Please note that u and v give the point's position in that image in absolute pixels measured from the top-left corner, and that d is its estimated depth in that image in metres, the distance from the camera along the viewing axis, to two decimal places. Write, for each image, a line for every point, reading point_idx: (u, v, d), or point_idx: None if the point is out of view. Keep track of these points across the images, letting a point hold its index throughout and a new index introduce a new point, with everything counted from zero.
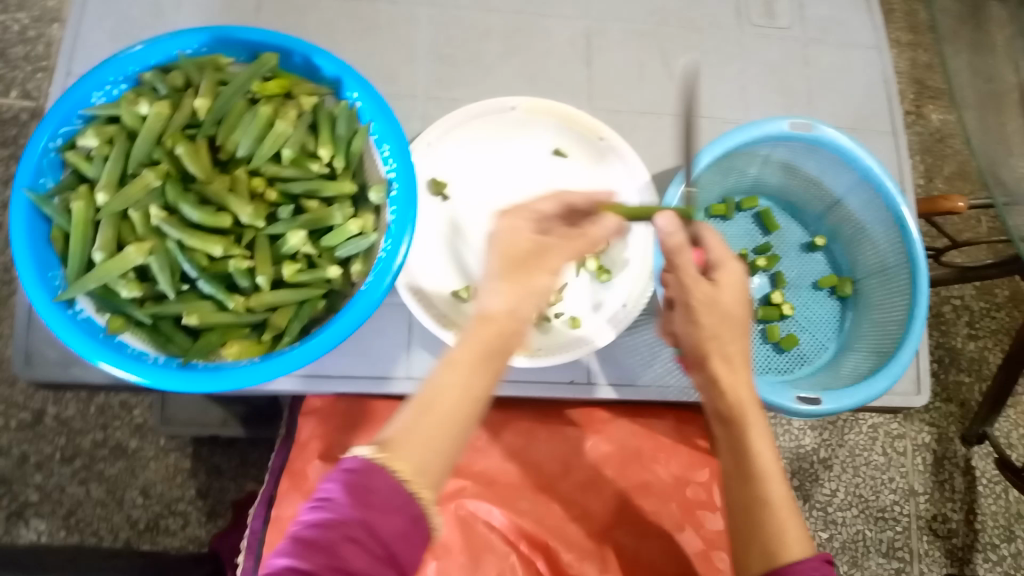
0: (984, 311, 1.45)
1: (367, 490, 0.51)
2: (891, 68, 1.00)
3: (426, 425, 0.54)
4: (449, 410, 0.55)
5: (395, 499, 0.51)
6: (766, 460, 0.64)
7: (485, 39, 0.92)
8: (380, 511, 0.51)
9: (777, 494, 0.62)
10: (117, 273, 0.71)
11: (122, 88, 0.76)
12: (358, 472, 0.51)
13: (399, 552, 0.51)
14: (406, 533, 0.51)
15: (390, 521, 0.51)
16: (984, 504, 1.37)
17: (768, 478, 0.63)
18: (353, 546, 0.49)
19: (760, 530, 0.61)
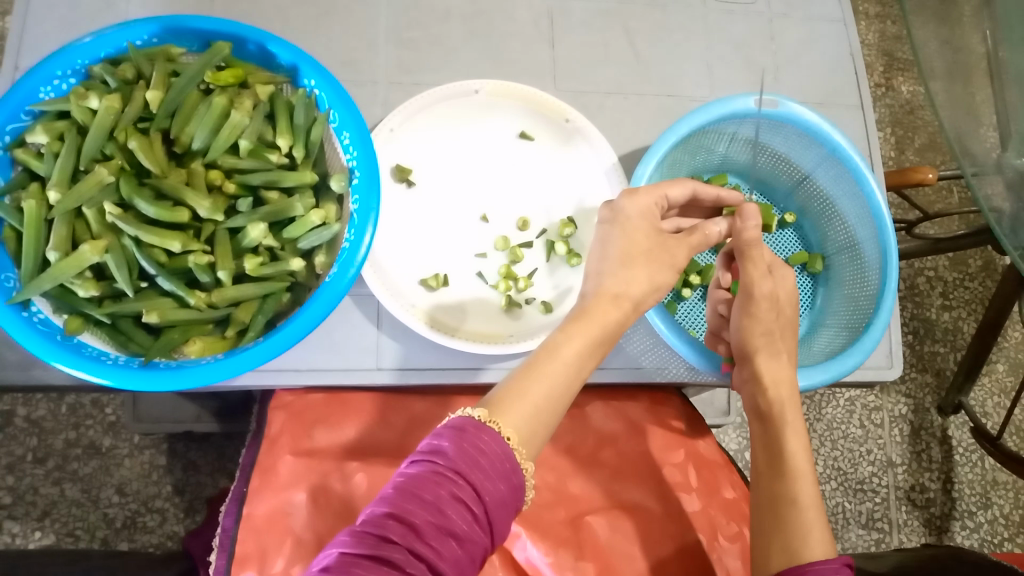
0: (957, 281, 1.46)
1: (477, 451, 0.54)
2: (857, 41, 0.99)
3: (536, 393, 0.60)
4: (559, 383, 0.61)
5: (500, 465, 0.54)
6: (799, 459, 0.68)
7: (445, 21, 0.91)
8: (486, 473, 0.53)
9: (806, 494, 0.66)
10: (72, 273, 0.69)
11: (71, 82, 0.74)
12: (469, 432, 0.55)
13: (497, 514, 0.54)
14: (504, 498, 0.54)
15: (494, 484, 0.53)
16: (961, 472, 1.38)
17: (799, 477, 0.67)
18: (458, 501, 0.51)
19: (785, 525, 0.64)
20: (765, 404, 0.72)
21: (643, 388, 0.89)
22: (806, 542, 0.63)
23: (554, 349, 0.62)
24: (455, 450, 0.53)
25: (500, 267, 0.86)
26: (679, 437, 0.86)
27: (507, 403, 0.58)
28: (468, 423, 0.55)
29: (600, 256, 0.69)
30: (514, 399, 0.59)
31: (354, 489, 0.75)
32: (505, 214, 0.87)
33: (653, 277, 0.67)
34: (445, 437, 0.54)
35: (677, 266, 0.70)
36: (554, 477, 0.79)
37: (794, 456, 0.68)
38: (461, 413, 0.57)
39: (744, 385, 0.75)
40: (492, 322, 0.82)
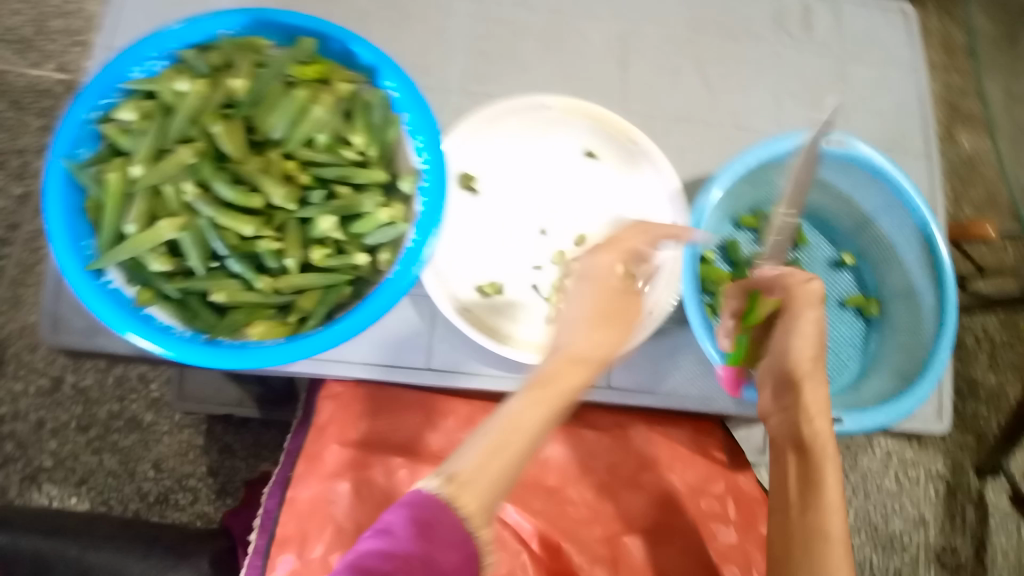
0: (1005, 342, 1.43)
1: (435, 524, 0.57)
2: (926, 89, 0.99)
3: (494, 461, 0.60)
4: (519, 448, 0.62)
5: (454, 535, 0.57)
6: (831, 494, 0.67)
7: (522, 36, 0.93)
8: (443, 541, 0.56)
9: (837, 530, 0.65)
10: (147, 247, 0.71)
11: (162, 65, 0.77)
12: (428, 512, 0.57)
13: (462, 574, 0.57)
14: (466, 555, 0.57)
15: (448, 553, 0.56)
16: (997, 540, 1.35)
17: (830, 514, 0.66)
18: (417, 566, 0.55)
19: (815, 563, 0.63)
20: (804, 435, 0.71)
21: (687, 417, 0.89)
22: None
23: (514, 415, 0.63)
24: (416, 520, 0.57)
25: (554, 281, 0.86)
26: (719, 469, 0.85)
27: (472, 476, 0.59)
28: (427, 502, 0.57)
29: (579, 309, 0.71)
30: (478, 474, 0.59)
31: (397, 484, 0.77)
32: (564, 229, 0.88)
33: (610, 339, 0.69)
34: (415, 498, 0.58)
35: (590, 335, 0.71)
36: (592, 496, 0.81)
37: (830, 489, 0.67)
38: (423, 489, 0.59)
39: (783, 411, 0.73)
40: (545, 335, 0.83)
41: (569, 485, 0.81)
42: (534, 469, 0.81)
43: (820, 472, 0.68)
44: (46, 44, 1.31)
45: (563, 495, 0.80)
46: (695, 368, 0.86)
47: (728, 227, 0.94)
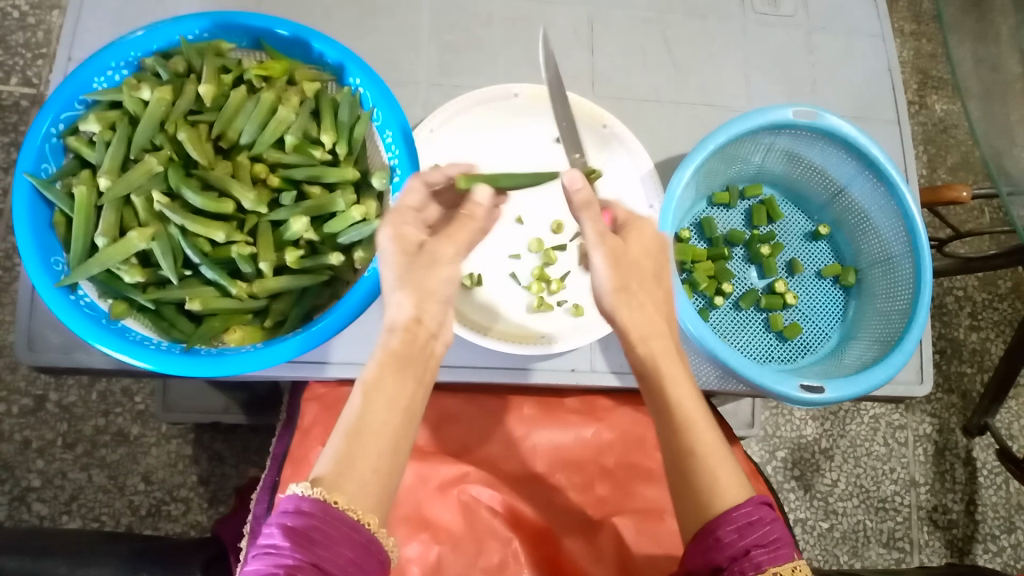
0: (986, 302, 1.45)
1: (310, 534, 0.51)
2: (895, 56, 0.99)
3: (361, 446, 0.56)
4: (381, 430, 0.57)
5: (341, 535, 0.52)
6: (691, 406, 0.61)
7: (488, 24, 0.92)
8: (328, 544, 0.51)
9: (704, 441, 0.59)
10: (120, 259, 0.71)
11: (124, 73, 0.75)
12: (295, 513, 0.52)
13: (364, 550, 0.53)
14: (356, 563, 0.52)
15: (335, 553, 0.51)
16: (985, 495, 1.37)
17: (695, 424, 0.60)
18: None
19: (691, 480, 0.58)
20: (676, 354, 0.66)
21: None
22: (716, 492, 0.57)
23: (365, 397, 0.57)
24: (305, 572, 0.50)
25: (533, 269, 0.86)
26: None
27: (336, 473, 0.54)
28: (293, 502, 0.52)
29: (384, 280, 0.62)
30: (345, 459, 0.55)
31: None
32: (541, 217, 0.89)
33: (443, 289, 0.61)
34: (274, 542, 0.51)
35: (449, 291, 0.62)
36: (580, 479, 0.81)
37: (682, 406, 0.60)
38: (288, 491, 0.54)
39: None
40: (525, 323, 0.83)
41: (558, 470, 0.81)
42: (523, 457, 0.82)
43: (674, 390, 0.60)
44: (8, 59, 1.29)
45: (552, 481, 0.81)
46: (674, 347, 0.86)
47: (702, 205, 0.95)
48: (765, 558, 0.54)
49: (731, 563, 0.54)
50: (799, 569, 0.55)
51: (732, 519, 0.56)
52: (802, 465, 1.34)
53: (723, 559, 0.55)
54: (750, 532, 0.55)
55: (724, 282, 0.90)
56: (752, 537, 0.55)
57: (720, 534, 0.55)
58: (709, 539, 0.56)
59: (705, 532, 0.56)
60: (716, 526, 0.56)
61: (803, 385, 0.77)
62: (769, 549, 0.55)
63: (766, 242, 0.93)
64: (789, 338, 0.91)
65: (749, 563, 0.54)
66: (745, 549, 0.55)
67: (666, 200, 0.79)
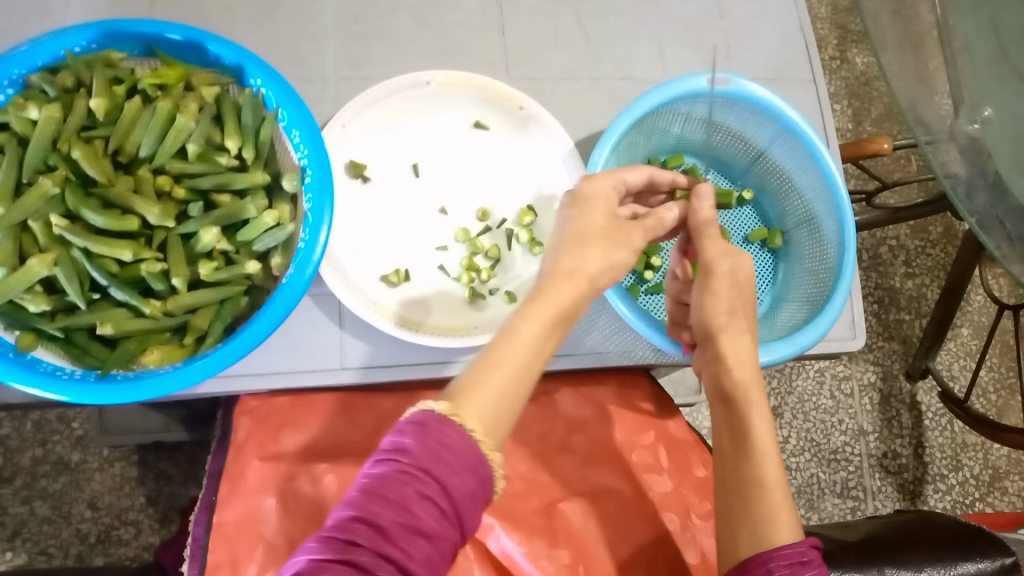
0: (919, 248, 1.47)
1: (440, 445, 0.51)
2: (806, 15, 0.99)
3: (496, 377, 0.56)
4: (517, 365, 0.58)
5: (467, 458, 0.52)
6: (764, 440, 0.68)
7: (393, 13, 0.89)
8: (456, 467, 0.51)
9: (772, 475, 0.65)
10: (22, 287, 0.67)
11: (9, 93, 0.72)
12: (432, 426, 0.52)
13: (482, 484, 0.53)
14: (472, 494, 0.52)
15: (462, 479, 0.51)
16: (932, 436, 1.40)
17: (764, 459, 0.66)
18: (428, 491, 0.49)
19: (752, 506, 0.64)
20: (727, 386, 0.70)
21: (612, 373, 0.90)
22: (773, 525, 0.63)
23: (511, 331, 0.59)
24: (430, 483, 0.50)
25: (461, 259, 0.85)
26: (648, 419, 0.87)
27: (468, 397, 0.55)
28: (431, 416, 0.52)
29: (557, 235, 0.66)
30: (480, 387, 0.56)
31: (325, 492, 0.73)
32: (464, 205, 0.87)
33: (609, 256, 0.64)
34: (403, 451, 0.51)
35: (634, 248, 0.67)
36: (525, 468, 0.80)
37: (760, 437, 0.67)
38: (422, 406, 0.54)
39: (706, 366, 0.73)
40: (457, 315, 0.82)
41: (503, 461, 0.79)
42: None
43: (751, 423, 0.68)
44: None
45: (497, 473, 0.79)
46: (610, 324, 0.87)
47: None
48: None
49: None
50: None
51: (785, 555, 0.60)
52: None
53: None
54: (801, 569, 0.59)
55: (652, 258, 0.91)
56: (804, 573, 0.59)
57: (772, 566, 0.59)
58: (766, 568, 0.59)
59: (761, 561, 0.60)
60: (772, 556, 0.60)
61: None
62: None
63: None
64: None
65: None
66: None
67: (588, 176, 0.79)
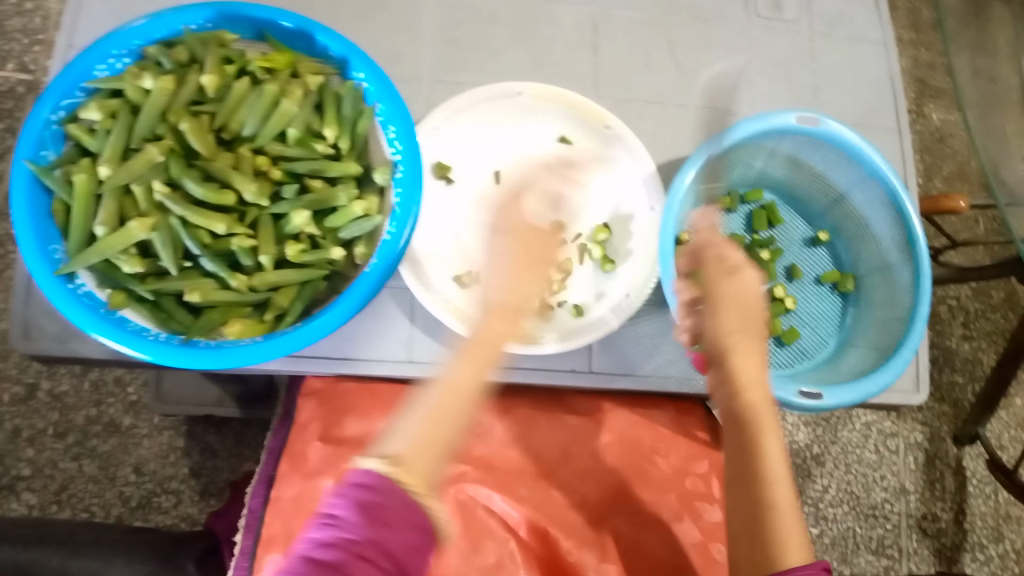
0: (979, 311, 1.45)
1: (382, 511, 0.60)
2: (896, 64, 1.00)
3: (434, 429, 0.64)
4: (451, 413, 0.65)
5: (411, 518, 0.61)
6: (774, 462, 0.61)
7: (492, 22, 0.92)
8: (394, 527, 0.60)
9: (784, 498, 0.60)
10: (119, 248, 0.70)
11: (125, 62, 0.75)
12: (378, 491, 0.60)
13: (415, 549, 0.61)
14: (414, 551, 0.61)
15: (401, 537, 0.60)
16: (975, 504, 1.38)
17: (774, 481, 0.60)
18: (372, 552, 0.58)
19: (761, 529, 0.59)
20: (737, 407, 0.63)
21: (669, 399, 0.90)
22: (782, 549, 0.58)
23: (451, 372, 0.71)
24: (374, 545, 0.59)
25: None
26: (704, 448, 0.86)
27: (425, 447, 0.64)
28: (377, 482, 0.60)
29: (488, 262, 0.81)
30: (424, 442, 0.64)
31: None
32: (542, 217, 0.88)
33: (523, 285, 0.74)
34: (348, 513, 0.60)
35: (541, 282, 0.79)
36: (576, 481, 0.81)
37: (771, 462, 0.61)
38: (374, 468, 0.62)
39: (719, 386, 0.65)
40: (524, 323, 0.83)
41: (555, 471, 0.81)
42: (520, 458, 0.82)
43: (764, 444, 0.62)
44: (4, 44, 1.24)
45: (549, 481, 0.81)
46: (674, 350, 0.87)
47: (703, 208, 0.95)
48: None
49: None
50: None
51: None
52: (794, 471, 1.34)
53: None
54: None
55: None
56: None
57: None
58: None
59: None
60: None
61: (801, 391, 0.77)
62: None
63: (766, 247, 0.94)
64: (788, 343, 0.91)
65: None
66: None
67: (669, 201, 0.80)
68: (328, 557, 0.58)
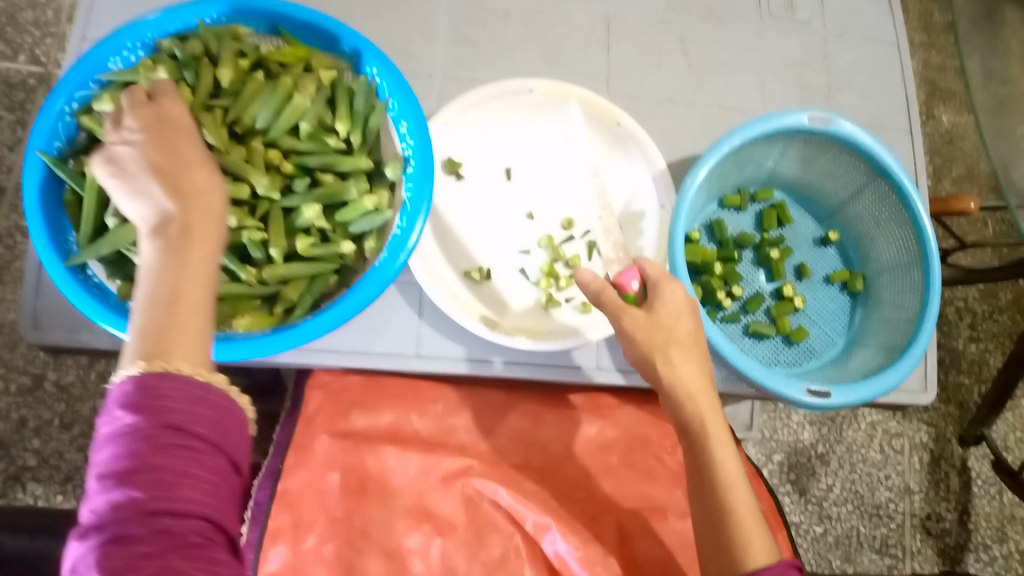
0: (986, 313, 1.45)
1: (163, 398, 0.45)
2: (909, 65, 0.99)
3: (188, 315, 0.49)
4: (202, 299, 0.50)
5: (206, 413, 0.46)
6: (731, 469, 0.62)
7: (504, 19, 0.92)
8: (186, 404, 0.45)
9: (741, 503, 0.61)
10: (129, 241, 0.70)
11: (139, 54, 0.75)
12: (144, 387, 0.45)
13: (221, 408, 0.47)
14: (218, 423, 0.47)
15: (193, 409, 0.45)
16: (979, 504, 1.38)
17: (733, 487, 0.61)
18: (185, 456, 0.44)
19: (726, 539, 0.60)
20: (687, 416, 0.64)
21: None
22: (749, 551, 0.59)
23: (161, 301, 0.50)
24: (169, 443, 0.44)
25: (542, 265, 0.86)
26: None
27: (166, 339, 0.48)
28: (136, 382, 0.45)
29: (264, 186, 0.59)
30: (165, 331, 0.48)
31: (390, 471, 0.77)
32: (552, 213, 0.88)
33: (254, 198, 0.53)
34: (130, 426, 0.44)
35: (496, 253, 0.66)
36: (583, 477, 0.81)
37: (723, 468, 0.62)
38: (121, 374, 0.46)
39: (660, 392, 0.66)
40: (532, 319, 0.83)
41: (562, 466, 0.82)
42: (526, 453, 0.82)
43: (717, 451, 0.63)
44: (17, 36, 1.24)
45: (555, 476, 0.81)
46: None
47: (713, 207, 0.95)
48: None
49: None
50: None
51: None
52: (798, 469, 1.35)
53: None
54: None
55: (734, 284, 0.91)
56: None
57: None
58: None
59: None
60: None
61: (809, 389, 0.77)
62: None
63: (775, 246, 0.94)
64: (795, 342, 0.92)
65: None
66: None
67: (679, 202, 0.79)
68: (125, 498, 0.42)
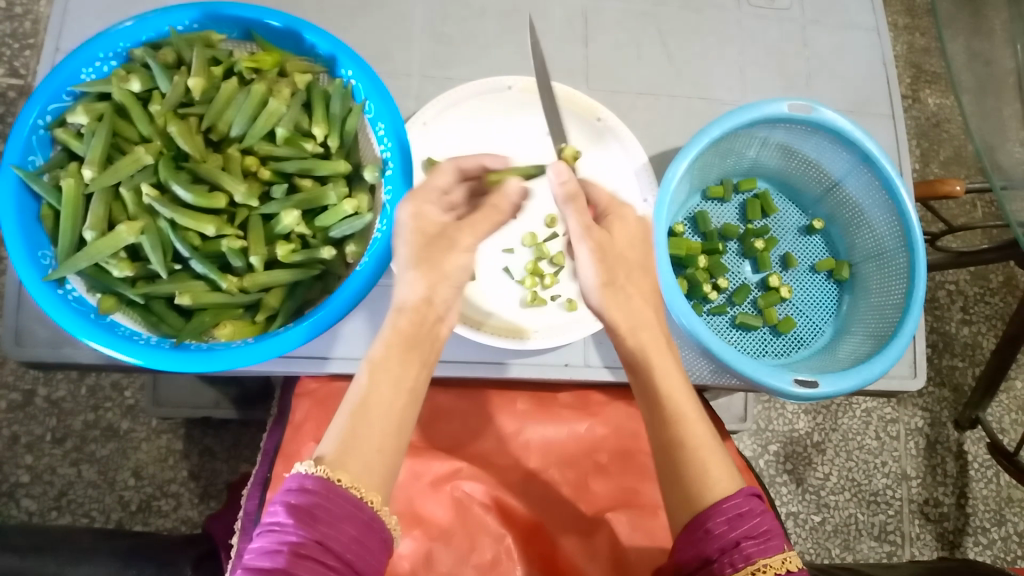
0: (978, 295, 1.45)
1: (319, 511, 0.52)
2: (890, 50, 0.99)
3: (365, 429, 0.57)
4: (385, 409, 0.58)
5: (348, 531, 0.52)
6: (681, 402, 0.62)
7: (481, 17, 0.91)
8: (331, 522, 0.52)
9: (694, 435, 0.60)
10: (108, 252, 0.70)
11: (112, 65, 0.74)
12: (306, 494, 0.52)
13: (367, 528, 0.53)
14: (361, 544, 0.53)
15: (338, 529, 0.52)
16: (976, 488, 1.37)
17: (683, 419, 0.61)
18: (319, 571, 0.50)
19: (680, 472, 0.59)
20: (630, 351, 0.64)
21: None
22: (706, 484, 0.58)
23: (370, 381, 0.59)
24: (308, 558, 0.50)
25: (526, 263, 0.86)
26: None
27: (347, 453, 0.55)
28: (305, 482, 0.53)
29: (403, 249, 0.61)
30: (349, 446, 0.56)
31: None
32: (534, 211, 0.88)
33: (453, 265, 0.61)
34: (284, 529, 0.51)
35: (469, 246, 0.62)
36: (574, 474, 0.81)
37: (671, 400, 0.61)
38: (297, 470, 0.54)
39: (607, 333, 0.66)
40: (517, 320, 0.82)
41: (551, 466, 0.82)
42: (516, 452, 0.82)
43: (666, 382, 0.62)
44: None
45: (545, 476, 0.81)
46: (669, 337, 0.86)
47: (697, 198, 0.96)
48: (755, 549, 0.54)
49: (721, 555, 0.54)
50: (789, 560, 0.55)
51: (722, 511, 0.56)
52: (795, 459, 1.34)
53: (713, 550, 0.55)
54: (740, 524, 0.55)
55: (718, 276, 0.91)
56: (742, 530, 0.55)
57: (710, 526, 0.55)
58: (702, 531, 0.56)
59: (697, 522, 0.56)
60: (706, 517, 0.56)
61: (796, 379, 0.76)
62: (759, 541, 0.55)
63: (760, 236, 0.94)
64: (783, 332, 0.92)
65: (739, 554, 0.54)
66: (734, 541, 0.55)
67: (661, 195, 0.78)
68: None
